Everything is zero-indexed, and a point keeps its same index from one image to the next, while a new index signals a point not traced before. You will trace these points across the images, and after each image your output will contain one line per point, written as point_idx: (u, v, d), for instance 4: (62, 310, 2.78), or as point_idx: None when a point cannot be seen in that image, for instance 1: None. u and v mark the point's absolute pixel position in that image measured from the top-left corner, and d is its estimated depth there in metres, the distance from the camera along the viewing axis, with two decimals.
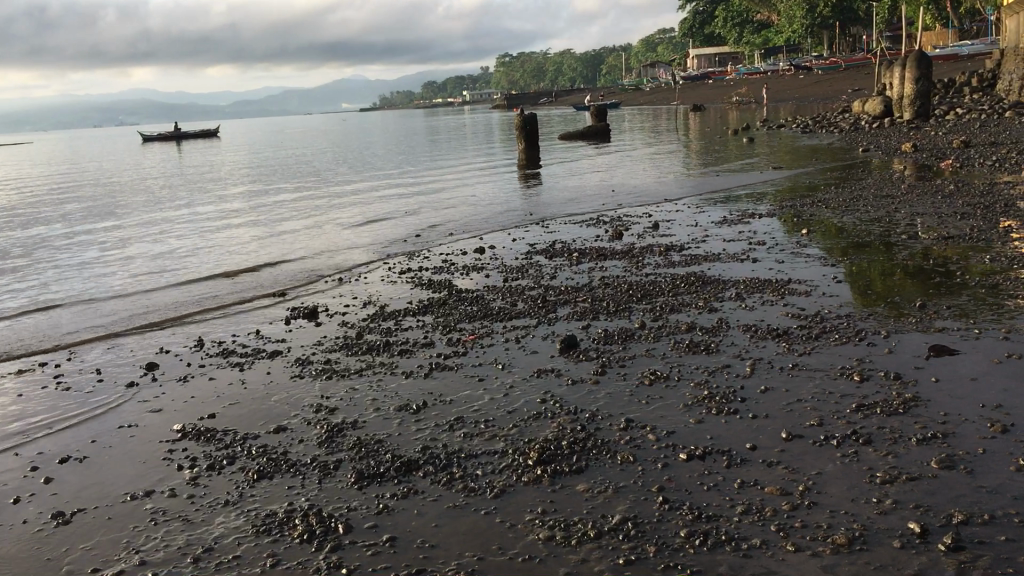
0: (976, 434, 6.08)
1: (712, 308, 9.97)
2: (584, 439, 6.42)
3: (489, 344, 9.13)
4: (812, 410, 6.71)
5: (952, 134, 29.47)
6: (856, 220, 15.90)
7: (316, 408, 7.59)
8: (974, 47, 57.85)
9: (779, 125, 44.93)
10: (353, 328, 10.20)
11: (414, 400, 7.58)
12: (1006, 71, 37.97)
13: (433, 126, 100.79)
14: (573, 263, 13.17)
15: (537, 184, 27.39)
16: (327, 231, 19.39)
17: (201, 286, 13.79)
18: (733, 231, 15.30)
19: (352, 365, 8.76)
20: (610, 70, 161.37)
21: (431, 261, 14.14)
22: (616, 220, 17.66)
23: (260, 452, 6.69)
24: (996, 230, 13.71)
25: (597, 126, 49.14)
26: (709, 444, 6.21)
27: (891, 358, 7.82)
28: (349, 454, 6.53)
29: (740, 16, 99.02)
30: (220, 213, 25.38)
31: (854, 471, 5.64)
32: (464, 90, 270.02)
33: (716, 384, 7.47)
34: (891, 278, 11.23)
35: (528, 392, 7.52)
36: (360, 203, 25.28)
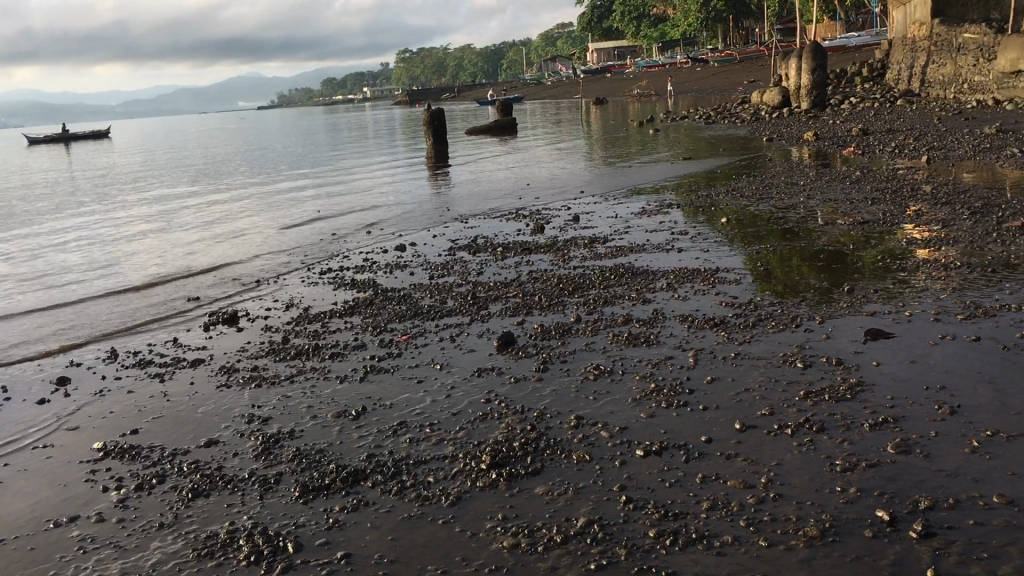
0: (925, 416, 6.08)
1: (646, 299, 9.89)
2: (535, 439, 6.21)
3: (423, 344, 8.85)
4: (761, 400, 6.65)
5: (850, 122, 30.26)
6: (772, 208, 16.09)
7: (249, 418, 7.20)
8: (862, 39, 59.73)
9: (681, 116, 45.54)
10: (277, 333, 9.78)
11: (352, 405, 7.26)
12: (894, 61, 39.24)
13: (334, 124, 99.14)
14: (498, 258, 12.96)
15: (449, 180, 27.06)
16: (237, 236, 18.70)
17: (110, 299, 13.08)
18: (654, 222, 15.32)
19: (281, 371, 8.38)
20: (511, 64, 161.52)
21: (351, 261, 13.74)
22: (536, 214, 17.49)
23: (192, 469, 6.28)
24: (906, 214, 14.01)
25: (504, 121, 49.00)
26: (665, 439, 6.08)
27: (829, 344, 7.83)
28: (289, 465, 6.18)
29: (636, 11, 100.29)
30: (119, 220, 24.29)
31: (813, 460, 5.57)
32: (363, 87, 266.78)
33: (661, 376, 7.36)
34: (815, 263, 11.32)
35: (470, 393, 7.28)
36: (267, 205, 24.53)
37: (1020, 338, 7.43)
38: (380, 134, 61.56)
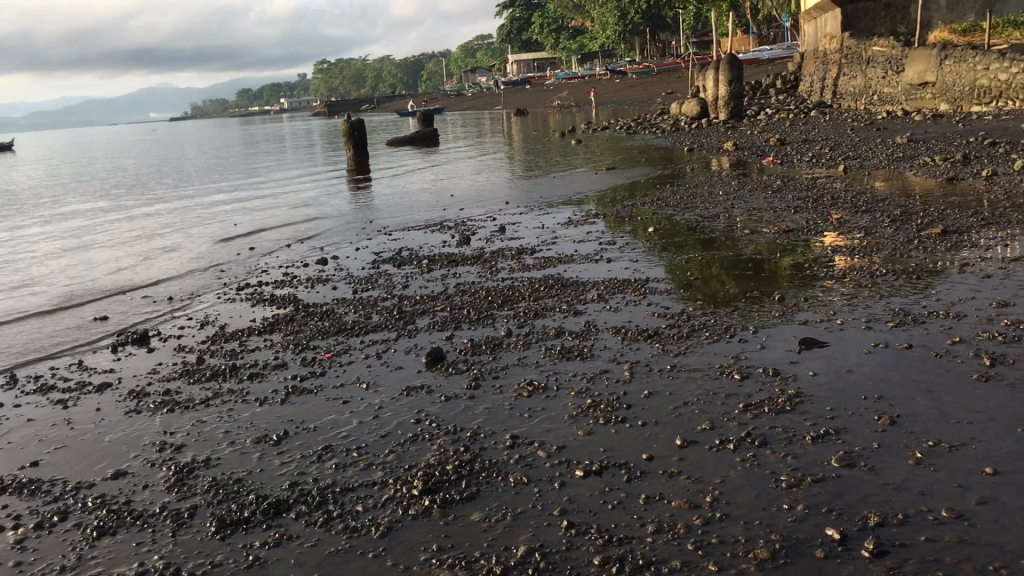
0: (866, 428, 5.95)
1: (577, 311, 9.68)
2: (470, 461, 5.91)
3: (348, 362, 8.47)
4: (700, 414, 6.47)
5: (768, 133, 30.74)
6: (698, 217, 16.10)
7: (161, 446, 6.73)
8: (774, 52, 61.09)
9: (602, 127, 45.80)
10: (192, 353, 9.27)
11: (273, 430, 6.84)
12: (806, 73, 40.13)
13: (251, 135, 97.35)
14: (423, 271, 12.63)
15: (371, 192, 26.59)
16: (149, 252, 17.95)
17: (11, 321, 12.32)
18: (580, 232, 15.17)
19: (197, 394, 7.90)
20: (430, 76, 161.07)
21: (271, 276, 13.24)
22: (461, 225, 17.20)
23: (98, 504, 5.80)
24: (829, 222, 14.10)
25: (425, 132, 48.60)
26: (605, 458, 5.83)
27: (764, 354, 7.70)
28: (205, 497, 5.76)
29: (554, 24, 101.04)
30: (22, 238, 23.18)
31: (757, 476, 5.38)
32: (280, 98, 263.01)
33: (597, 391, 7.12)
34: (743, 272, 11.26)
35: (399, 413, 6.93)
36: (183, 219, 23.70)
37: (951, 344, 7.40)
38: (299, 146, 60.52)
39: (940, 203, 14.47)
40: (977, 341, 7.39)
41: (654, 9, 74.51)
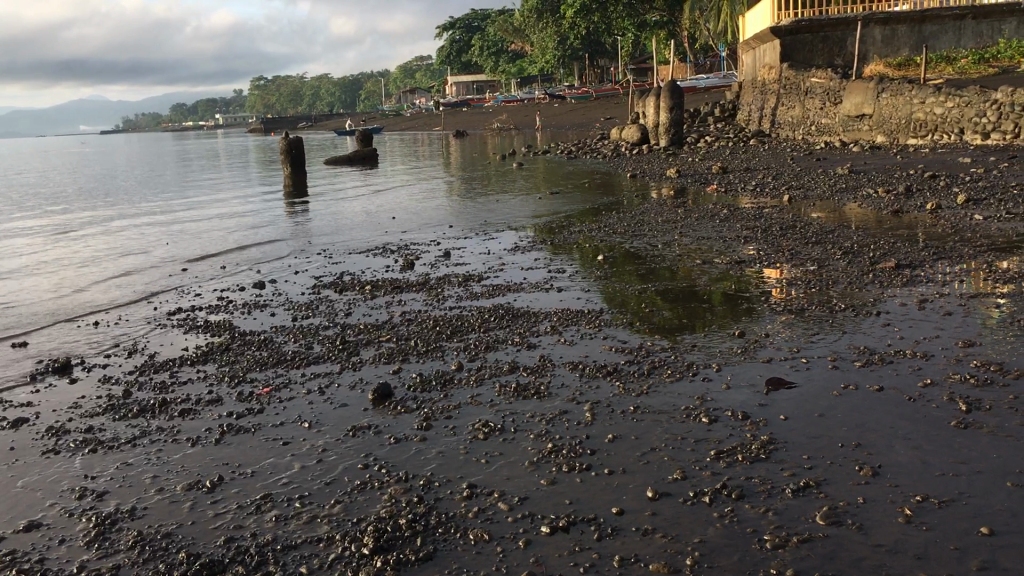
0: (847, 479, 5.42)
1: (531, 346, 9.14)
2: (426, 517, 5.38)
3: (287, 398, 7.88)
4: (670, 461, 5.91)
5: (710, 159, 30.59)
6: (646, 246, 15.68)
7: (79, 493, 6.08)
8: (711, 80, 61.53)
9: (542, 152, 45.43)
10: (117, 385, 8.60)
11: (206, 476, 6.23)
12: (744, 103, 40.44)
13: (184, 149, 95.11)
14: (366, 296, 12.13)
15: (307, 213, 25.71)
16: (68, 272, 16.89)
17: None
18: (529, 260, 14.71)
19: (121, 433, 7.24)
20: (368, 95, 160.02)
21: (204, 299, 12.60)
22: (405, 249, 16.66)
23: (6, 563, 5.14)
24: (780, 254, 13.68)
25: (364, 151, 47.78)
26: (572, 512, 5.32)
27: (731, 395, 7.12)
28: (128, 557, 5.16)
29: (494, 46, 101.03)
30: None
31: (737, 535, 4.90)
32: (214, 116, 258.64)
33: (557, 434, 6.56)
34: (698, 302, 10.70)
35: (345, 457, 6.38)
36: (111, 237, 22.62)
37: (924, 387, 6.82)
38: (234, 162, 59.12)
39: (888, 237, 14.05)
40: (949, 383, 6.84)
41: (593, 33, 74.65)
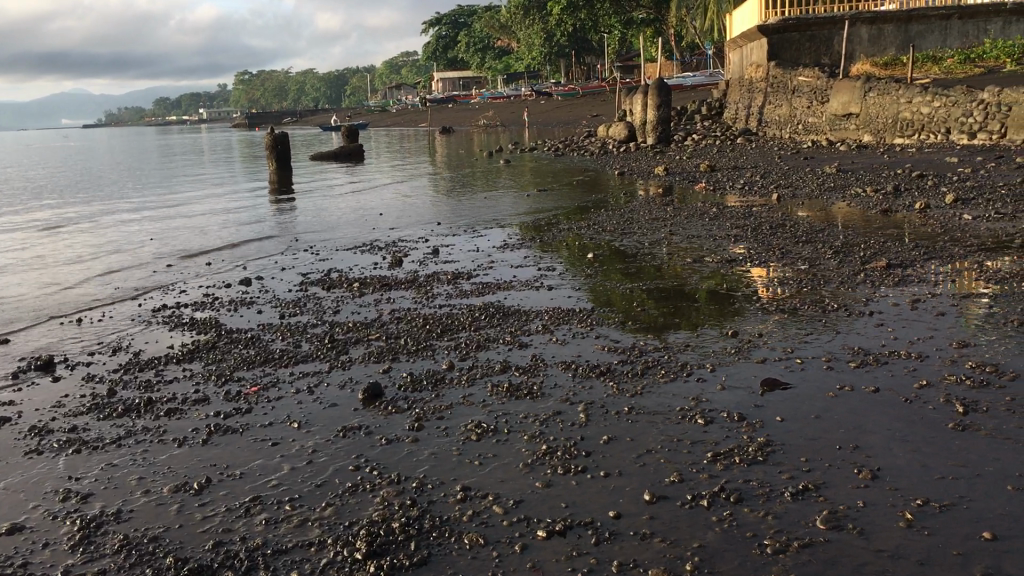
0: (968, 419, 4.45)
1: (763, 264, 9.01)
2: (570, 386, 5.33)
3: (536, 284, 8.47)
4: (829, 380, 5.21)
5: None
6: (974, 172, 14.16)
7: (331, 326, 7.05)
8: None
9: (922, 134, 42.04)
10: (409, 261, 9.91)
11: (429, 327, 6.83)
12: None
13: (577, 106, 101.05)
14: (658, 220, 12.73)
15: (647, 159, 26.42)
16: (420, 194, 19.10)
17: (272, 233, 13.67)
18: (837, 194, 14.07)
19: (389, 292, 8.29)
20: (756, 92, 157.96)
21: (514, 221, 13.86)
22: (719, 181, 16.90)
23: (263, 358, 6.23)
24: None
25: None
26: (700, 403, 4.89)
27: (945, 334, 6.04)
28: (341, 364, 6.00)
29: None
30: (333, 174, 25.86)
31: (826, 445, 4.25)
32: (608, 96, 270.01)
33: (741, 342, 6.10)
34: (974, 244, 9.41)
35: (543, 335, 6.54)
36: (470, 169, 25.09)
37: None
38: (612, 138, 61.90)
39: None
40: None
41: None
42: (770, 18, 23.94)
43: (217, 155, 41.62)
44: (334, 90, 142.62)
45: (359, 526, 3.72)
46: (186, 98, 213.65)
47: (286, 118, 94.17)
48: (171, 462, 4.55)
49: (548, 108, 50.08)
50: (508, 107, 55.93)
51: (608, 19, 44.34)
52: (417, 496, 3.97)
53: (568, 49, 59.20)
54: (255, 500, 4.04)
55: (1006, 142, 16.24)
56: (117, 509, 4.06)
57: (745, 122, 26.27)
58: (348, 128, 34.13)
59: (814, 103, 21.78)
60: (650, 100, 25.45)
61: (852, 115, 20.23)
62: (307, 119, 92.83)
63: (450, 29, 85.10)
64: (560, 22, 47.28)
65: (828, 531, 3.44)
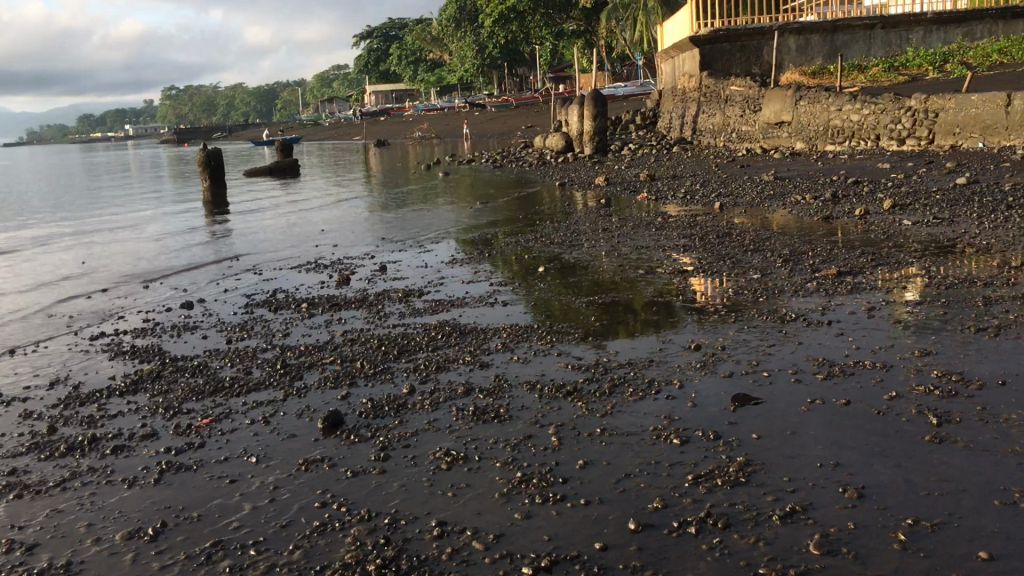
0: (941, 429, 4.44)
1: (714, 274, 8.98)
2: (535, 408, 5.17)
3: (489, 300, 8.30)
4: (799, 393, 5.13)
5: None
6: (910, 177, 14.41)
7: (283, 350, 6.79)
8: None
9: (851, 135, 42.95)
10: (356, 279, 9.65)
11: (385, 348, 6.61)
12: None
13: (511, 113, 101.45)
14: (603, 232, 12.65)
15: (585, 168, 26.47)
16: (359, 209, 18.78)
17: (210, 253, 13.27)
18: (776, 201, 14.19)
19: (340, 312, 8.04)
20: None
21: (459, 235, 13.66)
22: (660, 190, 16.93)
23: (212, 388, 5.94)
24: None
25: None
26: (674, 422, 4.78)
27: (906, 342, 6.02)
28: (294, 392, 5.74)
29: None
30: (269, 190, 25.40)
31: (807, 462, 4.18)
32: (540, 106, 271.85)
33: (704, 356, 6.02)
34: (920, 249, 9.53)
35: (504, 354, 6.38)
36: (410, 182, 24.85)
37: None
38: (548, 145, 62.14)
39: None
40: None
41: None
42: (701, 29, 23.93)
43: (147, 172, 40.66)
44: (264, 104, 140.68)
45: (331, 571, 3.51)
46: (110, 114, 208.59)
47: (215, 133, 92.51)
48: (122, 506, 4.28)
49: (482, 120, 49.94)
50: (442, 119, 55.69)
51: (538, 31, 44.40)
52: (391, 534, 3.78)
53: (500, 61, 59.17)
54: (216, 544, 3.80)
55: (935, 147, 16.54)
56: (67, 561, 3.78)
57: (680, 131, 26.47)
58: (280, 142, 33.79)
59: (747, 111, 22.04)
60: (585, 111, 25.52)
61: (784, 123, 20.52)
62: (238, 134, 91.38)
63: (381, 43, 84.49)
64: (490, 33, 47.20)
65: (822, 556, 3.35)
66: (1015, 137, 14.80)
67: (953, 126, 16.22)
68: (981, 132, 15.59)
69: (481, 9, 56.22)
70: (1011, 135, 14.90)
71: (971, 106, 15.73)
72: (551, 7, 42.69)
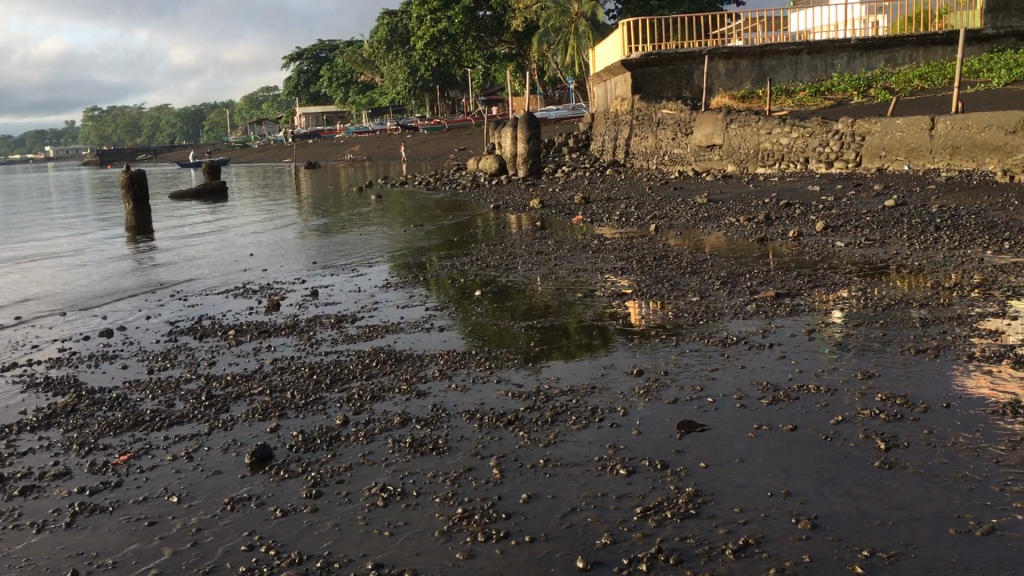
0: (888, 455, 4.35)
1: (651, 297, 8.90)
2: (475, 439, 4.95)
3: (424, 326, 8.06)
4: (744, 421, 5.00)
5: None
6: (839, 199, 14.62)
7: (208, 380, 6.45)
8: None
9: None
10: (287, 305, 9.33)
11: (318, 377, 6.33)
12: None
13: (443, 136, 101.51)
14: (538, 254, 12.52)
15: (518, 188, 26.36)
16: (289, 232, 18.38)
17: (133, 279, 12.77)
18: (710, 222, 14.26)
19: (270, 339, 7.70)
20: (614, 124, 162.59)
21: (392, 259, 13.39)
22: (594, 213, 16.92)
23: (132, 422, 5.59)
24: (985, 210, 12.07)
25: None
26: (618, 453, 4.60)
27: (846, 364, 5.98)
28: (220, 426, 5.43)
29: None
30: (195, 213, 24.71)
31: (758, 492, 4.04)
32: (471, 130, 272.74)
33: (647, 382, 5.87)
34: (854, 270, 9.61)
35: (441, 382, 6.15)
36: (342, 205, 24.47)
37: None
38: None
39: None
40: None
41: None
42: (631, 53, 24.12)
43: (68, 196, 39.32)
44: (192, 126, 138.27)
45: None
46: (29, 133, 202.74)
47: (140, 156, 90.47)
48: (30, 553, 3.94)
49: (415, 143, 49.68)
50: (374, 142, 55.28)
51: (470, 54, 44.38)
52: None
53: (432, 83, 59.03)
54: None
55: (861, 170, 16.85)
56: None
57: (613, 154, 26.61)
58: (208, 164, 33.07)
59: (679, 134, 22.25)
60: (518, 133, 25.49)
61: (715, 146, 20.71)
62: (164, 156, 89.51)
63: (312, 64, 83.67)
64: (423, 56, 47.03)
65: None
66: (939, 160, 15.13)
67: (878, 149, 16.56)
68: (906, 156, 15.90)
69: (412, 31, 56.15)
70: (935, 157, 15.22)
71: (897, 129, 16.04)
72: (483, 30, 42.75)
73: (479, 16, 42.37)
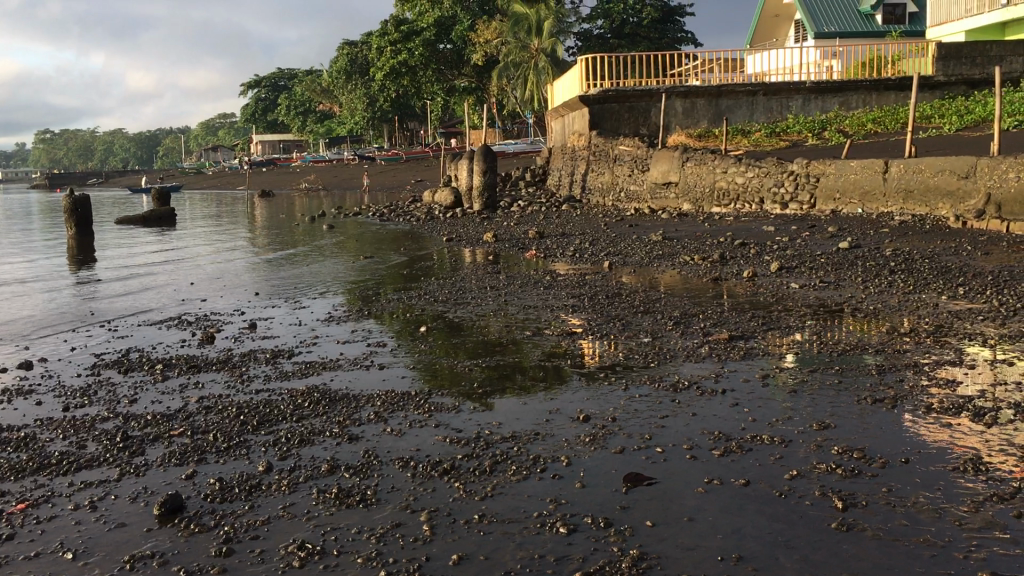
0: (846, 515, 4.07)
1: (602, 337, 8.61)
2: (407, 491, 4.58)
3: (363, 363, 7.68)
4: (694, 474, 4.69)
5: None
6: (793, 240, 14.53)
7: (125, 420, 6.00)
8: None
9: None
10: (222, 339, 8.88)
11: (245, 418, 5.93)
12: None
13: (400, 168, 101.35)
14: (488, 290, 12.20)
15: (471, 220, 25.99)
16: (235, 262, 17.86)
17: (64, 309, 12.19)
18: (663, 261, 14.06)
19: (198, 376, 7.26)
20: None
21: (338, 291, 12.97)
22: (548, 248, 16.66)
23: (37, 466, 5.14)
24: (936, 255, 11.98)
25: None
26: (561, 508, 4.27)
27: (800, 413, 5.72)
28: (131, 472, 5.00)
29: None
30: (141, 240, 24.03)
31: (710, 556, 3.73)
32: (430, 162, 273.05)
33: (592, 429, 5.55)
34: (808, 313, 9.42)
35: (375, 425, 5.77)
36: (294, 234, 23.98)
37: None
38: None
39: None
40: None
41: None
42: (589, 89, 24.07)
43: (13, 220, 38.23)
44: (146, 152, 136.52)
45: None
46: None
47: (91, 180, 88.81)
48: None
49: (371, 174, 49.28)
50: (330, 171, 54.76)
51: (429, 87, 44.27)
52: None
53: (391, 115, 58.83)
54: None
55: (816, 211, 16.83)
56: None
57: (570, 189, 26.47)
58: (158, 189, 32.30)
59: (635, 171, 22.14)
60: (475, 166, 25.23)
61: (671, 184, 20.63)
62: (116, 181, 88.00)
63: (270, 93, 83.08)
64: (382, 87, 46.81)
65: None
66: (893, 204, 15.12)
67: (832, 192, 16.55)
68: (860, 199, 15.87)
69: (371, 62, 55.96)
70: (889, 202, 15.22)
71: (851, 171, 16.03)
72: (443, 63, 42.71)
73: (440, 48, 42.31)
